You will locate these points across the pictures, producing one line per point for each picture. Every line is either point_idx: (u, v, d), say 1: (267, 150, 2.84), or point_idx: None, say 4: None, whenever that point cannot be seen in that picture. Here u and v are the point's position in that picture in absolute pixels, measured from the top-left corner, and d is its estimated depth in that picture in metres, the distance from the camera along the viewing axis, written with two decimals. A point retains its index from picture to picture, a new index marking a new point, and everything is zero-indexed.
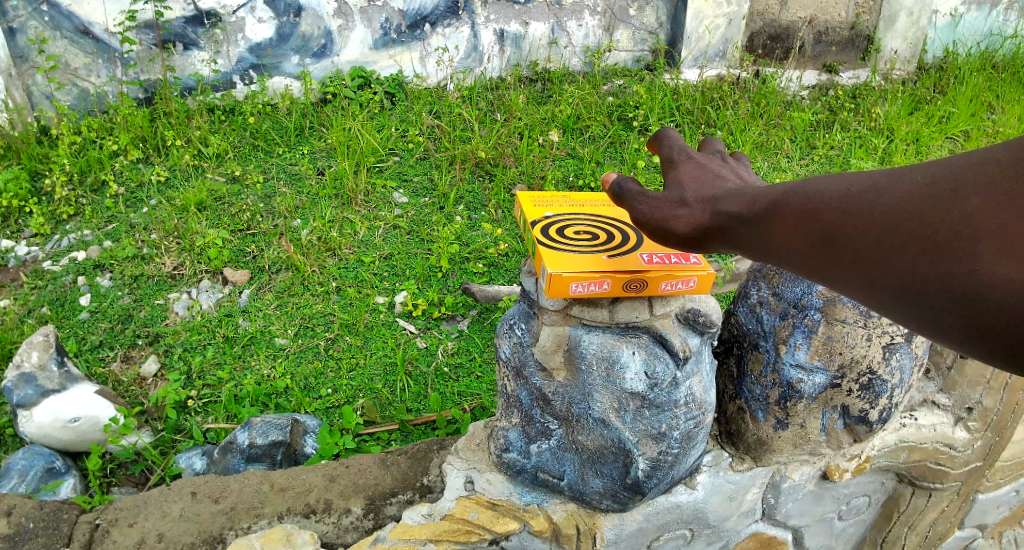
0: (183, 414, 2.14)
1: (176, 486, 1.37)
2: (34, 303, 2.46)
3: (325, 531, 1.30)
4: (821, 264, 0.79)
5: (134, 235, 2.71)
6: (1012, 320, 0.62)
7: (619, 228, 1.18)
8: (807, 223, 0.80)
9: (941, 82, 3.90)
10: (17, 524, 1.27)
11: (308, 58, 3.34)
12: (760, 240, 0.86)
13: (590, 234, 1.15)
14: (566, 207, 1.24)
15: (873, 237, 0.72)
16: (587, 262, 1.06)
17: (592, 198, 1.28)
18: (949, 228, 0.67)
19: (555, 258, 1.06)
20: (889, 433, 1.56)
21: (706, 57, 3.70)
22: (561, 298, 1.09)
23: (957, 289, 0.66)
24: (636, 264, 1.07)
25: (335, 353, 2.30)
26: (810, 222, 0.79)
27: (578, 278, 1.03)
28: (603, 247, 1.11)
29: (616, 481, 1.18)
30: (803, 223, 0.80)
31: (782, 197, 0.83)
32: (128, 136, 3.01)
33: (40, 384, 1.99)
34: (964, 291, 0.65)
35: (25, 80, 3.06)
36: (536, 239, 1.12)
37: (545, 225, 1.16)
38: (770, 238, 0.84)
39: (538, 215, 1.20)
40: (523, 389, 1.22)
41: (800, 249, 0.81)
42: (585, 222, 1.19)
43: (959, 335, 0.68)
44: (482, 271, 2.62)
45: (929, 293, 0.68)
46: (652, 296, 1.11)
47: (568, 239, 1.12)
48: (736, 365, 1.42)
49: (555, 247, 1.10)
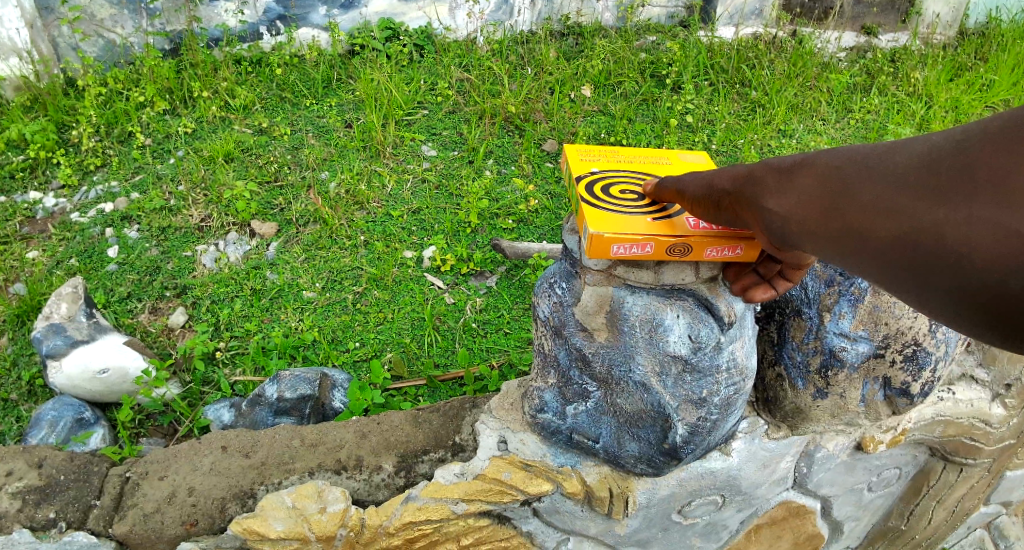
0: (211, 365, 2.15)
1: (207, 440, 1.37)
2: (63, 255, 2.47)
3: (358, 488, 1.30)
4: (827, 220, 0.80)
5: (162, 186, 2.70)
6: (999, 289, 0.66)
7: None
8: (819, 185, 0.81)
9: (983, 48, 3.74)
10: (49, 476, 1.30)
11: (335, 9, 3.27)
12: (770, 195, 0.86)
13: (637, 193, 1.10)
14: (614, 162, 1.20)
15: (886, 187, 0.74)
16: (629, 222, 1.02)
17: (643, 154, 1.23)
18: (955, 177, 0.69)
19: (597, 217, 1.02)
20: (926, 406, 1.51)
21: (742, 15, 3.61)
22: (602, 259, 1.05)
23: (950, 260, 0.69)
24: (683, 226, 1.02)
25: (363, 308, 2.29)
26: (826, 178, 0.81)
27: (620, 238, 0.99)
28: (649, 207, 1.06)
29: (653, 446, 1.16)
30: (818, 178, 0.82)
31: (804, 155, 0.85)
32: (154, 87, 2.98)
33: (69, 335, 2.01)
34: (957, 262, 0.68)
35: (50, 31, 3.01)
36: (579, 195, 1.08)
37: (590, 181, 1.12)
38: (782, 193, 0.85)
39: (584, 170, 1.16)
40: (562, 349, 1.18)
41: (807, 203, 0.82)
42: (633, 180, 1.14)
43: (955, 299, 0.71)
44: (512, 227, 2.59)
45: (926, 264, 0.71)
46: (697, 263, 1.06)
47: (613, 198, 1.08)
48: (776, 332, 1.36)
49: (598, 205, 1.05)
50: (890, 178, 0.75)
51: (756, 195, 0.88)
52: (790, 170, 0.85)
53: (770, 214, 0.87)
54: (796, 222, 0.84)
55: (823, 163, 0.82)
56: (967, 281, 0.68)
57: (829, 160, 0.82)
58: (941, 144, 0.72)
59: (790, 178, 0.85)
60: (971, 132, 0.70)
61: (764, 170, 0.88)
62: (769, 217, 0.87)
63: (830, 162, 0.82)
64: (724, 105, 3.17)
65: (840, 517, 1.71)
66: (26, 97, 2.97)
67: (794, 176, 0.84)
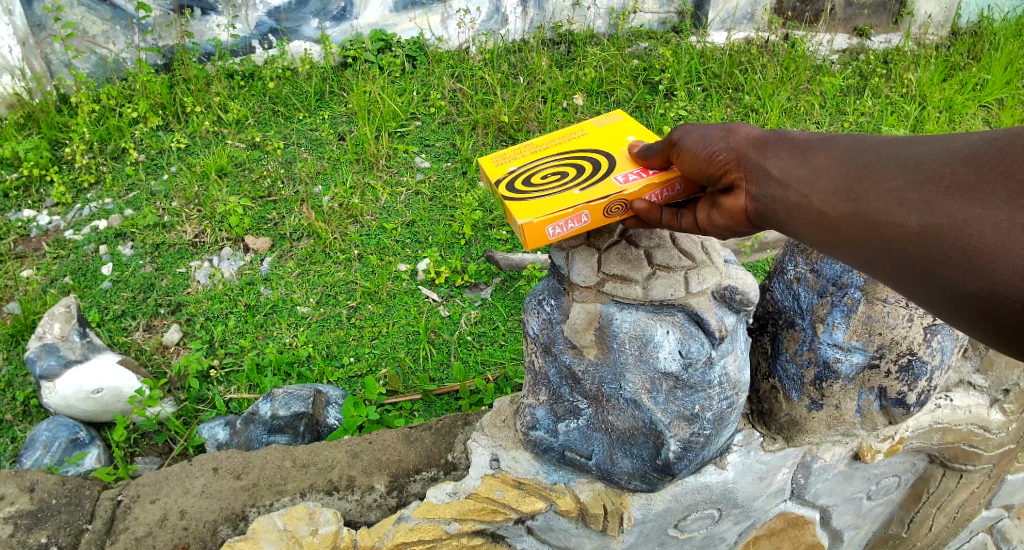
0: (205, 383, 2.14)
1: (198, 462, 1.37)
2: (57, 273, 2.47)
3: (349, 509, 1.29)
4: (832, 195, 0.85)
5: (155, 203, 2.70)
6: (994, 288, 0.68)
7: (584, 159, 1.15)
8: (834, 172, 0.86)
9: (975, 47, 3.73)
10: (41, 500, 1.29)
11: (327, 22, 3.26)
12: (779, 163, 0.92)
13: (557, 175, 1.11)
14: (528, 155, 1.22)
15: (898, 178, 0.79)
16: (558, 200, 1.03)
17: (552, 137, 1.26)
18: (964, 176, 0.73)
19: (524, 208, 1.03)
20: (923, 414, 1.49)
21: (734, 19, 3.61)
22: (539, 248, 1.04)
23: (951, 254, 0.72)
24: (611, 187, 1.03)
25: (357, 322, 2.29)
26: (839, 156, 0.87)
27: (552, 218, 0.99)
28: (572, 182, 1.08)
29: (646, 462, 1.15)
30: (833, 154, 0.88)
31: (822, 146, 0.90)
32: (147, 103, 2.98)
33: (62, 355, 2.00)
34: (958, 257, 0.71)
35: (43, 49, 3.00)
36: (501, 196, 1.09)
37: (509, 181, 1.14)
38: (797, 178, 0.90)
39: (501, 173, 1.17)
40: (552, 367, 1.17)
41: (823, 188, 0.86)
42: (551, 164, 1.16)
43: (952, 297, 0.73)
44: (506, 238, 2.58)
45: (930, 258, 0.74)
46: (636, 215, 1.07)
47: (534, 187, 1.09)
48: (770, 343, 1.36)
49: (522, 198, 1.06)
50: (904, 169, 0.79)
51: (765, 163, 0.94)
52: (806, 145, 0.91)
53: (775, 185, 0.92)
54: (808, 206, 0.88)
55: (839, 143, 0.89)
56: (968, 277, 0.70)
57: (845, 139, 0.88)
58: (954, 145, 0.77)
59: (804, 151, 0.91)
60: (983, 137, 0.75)
61: (776, 142, 0.95)
62: (774, 190, 0.92)
63: (847, 141, 0.88)
64: (718, 112, 3.17)
65: (840, 526, 1.69)
66: (18, 114, 2.97)
67: (810, 151, 0.90)
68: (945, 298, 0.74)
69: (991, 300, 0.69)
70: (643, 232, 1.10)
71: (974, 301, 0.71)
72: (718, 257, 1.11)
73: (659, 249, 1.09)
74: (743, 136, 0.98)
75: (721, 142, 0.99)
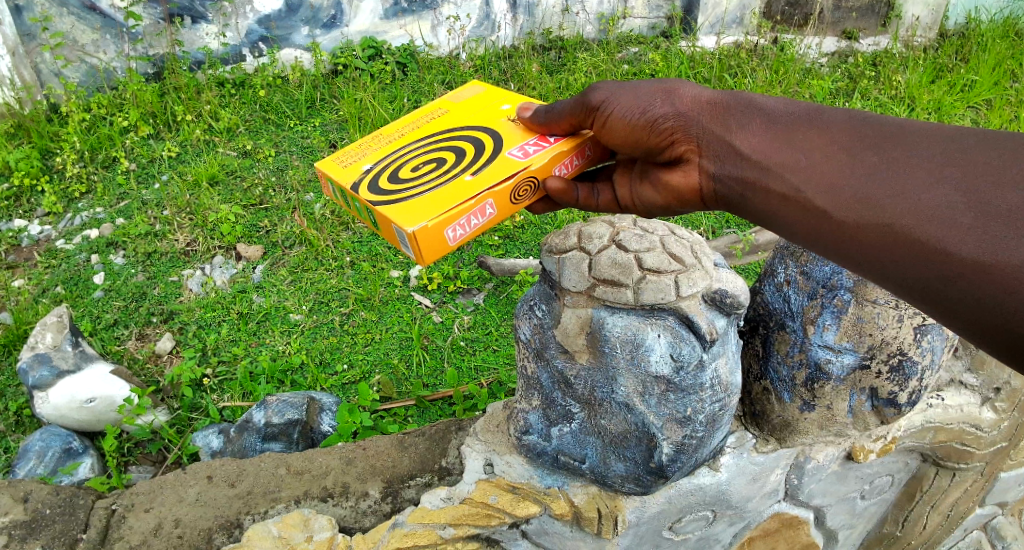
0: (198, 391, 2.13)
1: (192, 470, 1.37)
2: (49, 283, 2.46)
3: (343, 515, 1.29)
4: (825, 190, 0.87)
5: (147, 212, 2.69)
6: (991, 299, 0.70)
7: (446, 145, 1.24)
8: (827, 165, 0.88)
9: (963, 49, 3.76)
10: (34, 510, 1.29)
11: (317, 29, 3.28)
12: (748, 140, 0.98)
13: (428, 165, 1.19)
14: (379, 149, 1.28)
15: (898, 179, 0.81)
16: (456, 191, 1.09)
17: (398, 129, 1.33)
18: (967, 184, 0.75)
19: (411, 209, 1.07)
20: (915, 414, 1.50)
21: (723, 24, 3.66)
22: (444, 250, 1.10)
23: (949, 261, 0.73)
24: (505, 169, 1.12)
25: (350, 329, 2.29)
26: (821, 144, 0.90)
27: (458, 210, 1.06)
28: (453, 170, 1.16)
29: (640, 465, 1.16)
30: (814, 140, 0.91)
31: (812, 136, 0.91)
32: (138, 112, 2.98)
33: (54, 364, 1.99)
34: (956, 266, 0.73)
35: (33, 58, 3.00)
36: (374, 200, 1.12)
37: (373, 183, 1.18)
38: (789, 170, 0.92)
39: (357, 176, 1.21)
40: (544, 372, 1.18)
41: (816, 182, 0.88)
42: (412, 155, 1.23)
43: (947, 304, 0.75)
44: (498, 244, 2.60)
45: (927, 263, 0.75)
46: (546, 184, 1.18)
47: (407, 182, 1.15)
48: (761, 346, 1.37)
49: (401, 199, 1.11)
50: (904, 171, 0.81)
51: (735, 140, 0.99)
52: (780, 124, 0.96)
53: (754, 168, 0.96)
54: (801, 198, 0.89)
55: (812, 122, 0.92)
56: (965, 285, 0.72)
57: (822, 121, 0.92)
58: (955, 151, 0.79)
59: (776, 128, 0.96)
60: (985, 147, 0.77)
61: (742, 116, 1.00)
62: (754, 173, 0.96)
63: (821, 119, 0.92)
64: None
65: (834, 526, 1.70)
66: (8, 124, 2.96)
67: (787, 131, 0.94)
68: (941, 301, 0.75)
69: (986, 308, 0.71)
70: (632, 237, 1.10)
71: (969, 310, 0.73)
72: (707, 261, 1.12)
73: (649, 253, 1.08)
74: (704, 105, 1.04)
75: (667, 107, 1.05)
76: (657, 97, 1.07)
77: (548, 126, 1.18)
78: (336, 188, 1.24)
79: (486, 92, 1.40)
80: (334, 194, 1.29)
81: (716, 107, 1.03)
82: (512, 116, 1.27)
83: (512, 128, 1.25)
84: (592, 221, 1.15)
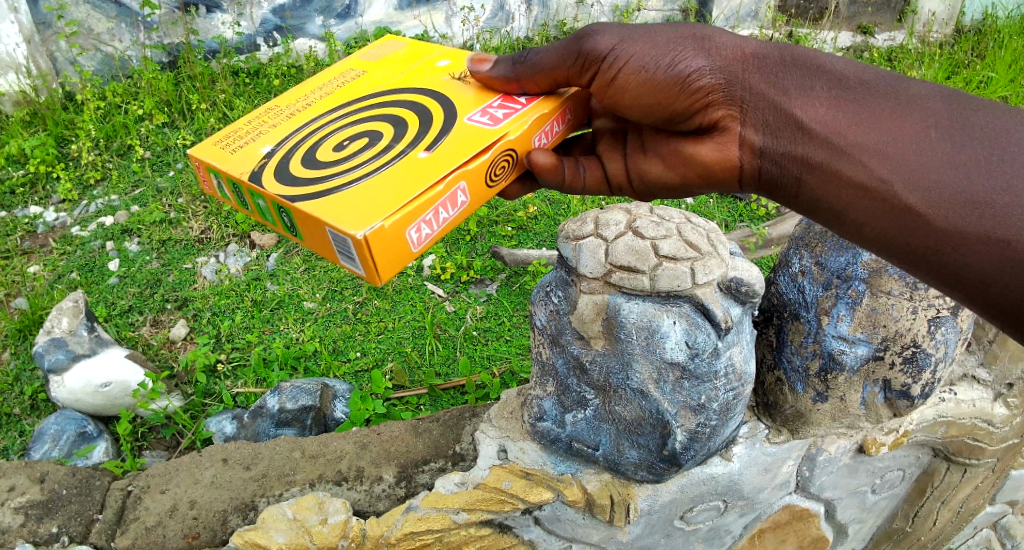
0: (212, 377, 2.15)
1: (208, 453, 1.38)
2: (64, 269, 2.48)
3: (358, 499, 1.30)
4: (912, 183, 0.86)
5: (162, 200, 2.71)
6: None
7: (371, 115, 1.11)
8: (911, 154, 0.87)
9: (979, 45, 3.73)
10: (52, 490, 1.32)
11: (331, 19, 3.29)
12: (813, 114, 0.94)
13: (353, 143, 1.05)
14: (278, 126, 1.13)
15: (992, 179, 0.82)
16: (413, 175, 0.96)
17: (294, 101, 1.18)
18: None
19: (354, 205, 0.93)
20: (928, 408, 1.49)
21: (738, 17, 3.63)
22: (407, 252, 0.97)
23: None
24: (468, 143, 1.01)
25: (363, 317, 2.30)
26: (911, 132, 0.88)
27: (422, 199, 0.93)
28: (396, 146, 1.03)
29: (653, 453, 1.16)
30: (903, 126, 0.88)
31: (888, 118, 0.90)
32: (152, 100, 3.00)
33: (70, 349, 2.01)
34: None
35: (48, 47, 3.01)
36: (293, 195, 0.97)
37: (280, 171, 1.02)
38: (866, 153, 0.90)
39: (254, 163, 1.05)
40: (560, 358, 1.18)
41: (899, 170, 0.87)
42: (325, 133, 1.09)
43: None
44: (511, 234, 2.59)
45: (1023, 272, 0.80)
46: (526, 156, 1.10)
47: (331, 166, 1.01)
48: (775, 336, 1.36)
49: (333, 190, 0.96)
50: (996, 170, 0.83)
51: (793, 110, 0.96)
52: (849, 99, 0.93)
53: (823, 148, 0.93)
54: (881, 187, 0.88)
55: (894, 104, 0.90)
56: None
57: (904, 104, 0.90)
58: None
59: (845, 103, 0.93)
60: None
61: (799, 82, 0.96)
62: (823, 153, 0.93)
63: (904, 102, 0.90)
64: None
65: (844, 520, 1.69)
66: (24, 112, 2.99)
67: (864, 110, 0.91)
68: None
69: None
70: (648, 224, 1.10)
71: None
72: (723, 249, 1.12)
73: (665, 240, 1.08)
74: (746, 64, 1.00)
75: (706, 67, 1.00)
76: (691, 51, 1.01)
77: (519, 82, 1.11)
78: (224, 180, 1.07)
79: (407, 48, 1.29)
80: (218, 187, 1.11)
81: (764, 68, 0.99)
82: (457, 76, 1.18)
83: (457, 90, 1.15)
84: (609, 208, 1.16)
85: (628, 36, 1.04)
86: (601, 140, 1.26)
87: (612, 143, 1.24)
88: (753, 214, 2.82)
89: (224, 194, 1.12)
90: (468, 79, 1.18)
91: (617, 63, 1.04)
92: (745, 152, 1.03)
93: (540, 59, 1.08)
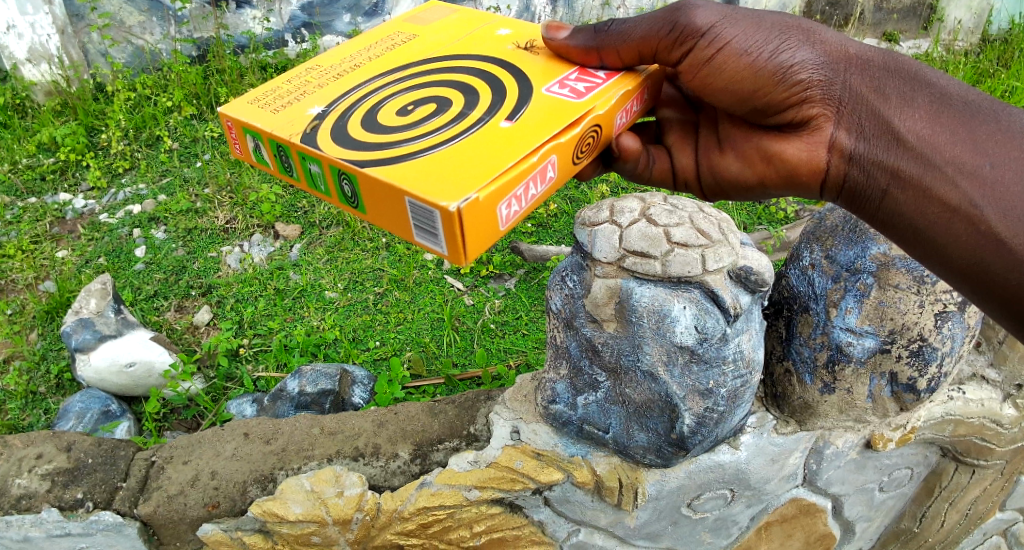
0: (234, 361, 2.21)
1: (230, 428, 1.43)
2: (92, 254, 2.56)
3: (374, 474, 1.35)
4: (1001, 215, 0.97)
5: (188, 189, 2.79)
6: None
7: (434, 80, 1.14)
8: (997, 181, 0.98)
9: (1005, 54, 3.73)
10: (78, 459, 1.37)
11: (359, 17, 3.34)
12: (912, 129, 1.05)
13: (418, 109, 1.07)
14: (324, 87, 1.15)
15: None
16: (504, 146, 0.97)
17: (334, 66, 1.21)
18: None
19: (439, 175, 0.93)
20: (936, 405, 1.50)
21: None
22: (500, 233, 0.96)
23: None
24: (555, 116, 1.03)
25: (383, 308, 2.35)
26: (1007, 158, 0.98)
27: (518, 175, 0.95)
28: (472, 114, 1.05)
29: (661, 436, 1.19)
30: (1001, 150, 0.99)
31: (982, 144, 1.00)
32: (182, 93, 3.08)
33: (97, 329, 2.08)
34: None
35: (81, 38, 3.10)
36: (362, 160, 0.97)
37: (336, 134, 1.04)
38: (959, 176, 1.00)
39: (303, 124, 1.07)
40: (573, 340, 1.21)
41: (986, 199, 0.98)
42: (382, 97, 1.11)
43: None
44: (531, 230, 2.64)
45: None
46: (614, 136, 1.15)
47: (397, 131, 1.02)
48: (784, 327, 1.39)
49: (409, 157, 0.97)
50: None
51: (891, 119, 1.07)
52: (948, 116, 1.04)
53: (916, 161, 1.04)
54: (969, 213, 0.99)
55: (994, 130, 1.00)
56: None
57: (1002, 129, 1.00)
58: None
59: (945, 120, 1.04)
60: None
61: (902, 94, 1.07)
62: (915, 168, 1.04)
63: (1004, 128, 1.00)
64: None
65: (852, 517, 1.70)
66: (57, 101, 3.08)
67: (963, 130, 1.02)
68: None
69: None
70: (662, 212, 1.12)
71: None
72: (734, 238, 1.14)
73: (678, 228, 1.10)
74: (851, 67, 1.10)
75: (812, 68, 1.10)
76: (797, 44, 1.11)
77: (601, 53, 1.14)
78: (266, 140, 1.08)
79: (456, 15, 1.33)
80: (254, 148, 1.13)
81: (867, 75, 1.10)
82: (523, 45, 1.22)
83: (528, 59, 1.18)
84: (624, 196, 1.18)
85: (730, 16, 1.13)
86: (670, 133, 1.43)
87: (681, 137, 1.42)
88: (772, 217, 2.85)
89: (261, 156, 1.13)
90: (536, 48, 1.21)
91: (717, 42, 1.12)
92: (832, 154, 1.14)
93: (628, 31, 1.13)
